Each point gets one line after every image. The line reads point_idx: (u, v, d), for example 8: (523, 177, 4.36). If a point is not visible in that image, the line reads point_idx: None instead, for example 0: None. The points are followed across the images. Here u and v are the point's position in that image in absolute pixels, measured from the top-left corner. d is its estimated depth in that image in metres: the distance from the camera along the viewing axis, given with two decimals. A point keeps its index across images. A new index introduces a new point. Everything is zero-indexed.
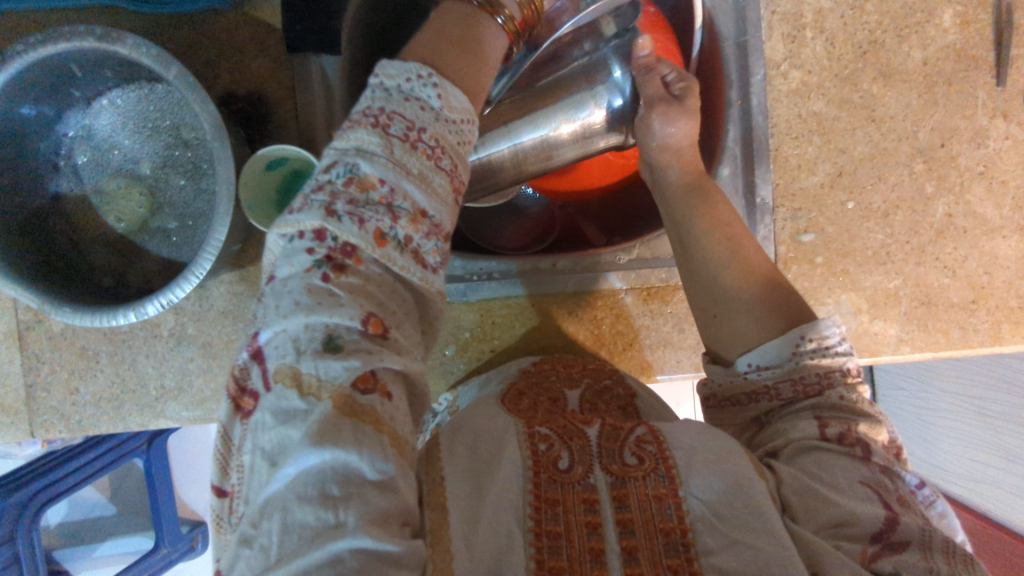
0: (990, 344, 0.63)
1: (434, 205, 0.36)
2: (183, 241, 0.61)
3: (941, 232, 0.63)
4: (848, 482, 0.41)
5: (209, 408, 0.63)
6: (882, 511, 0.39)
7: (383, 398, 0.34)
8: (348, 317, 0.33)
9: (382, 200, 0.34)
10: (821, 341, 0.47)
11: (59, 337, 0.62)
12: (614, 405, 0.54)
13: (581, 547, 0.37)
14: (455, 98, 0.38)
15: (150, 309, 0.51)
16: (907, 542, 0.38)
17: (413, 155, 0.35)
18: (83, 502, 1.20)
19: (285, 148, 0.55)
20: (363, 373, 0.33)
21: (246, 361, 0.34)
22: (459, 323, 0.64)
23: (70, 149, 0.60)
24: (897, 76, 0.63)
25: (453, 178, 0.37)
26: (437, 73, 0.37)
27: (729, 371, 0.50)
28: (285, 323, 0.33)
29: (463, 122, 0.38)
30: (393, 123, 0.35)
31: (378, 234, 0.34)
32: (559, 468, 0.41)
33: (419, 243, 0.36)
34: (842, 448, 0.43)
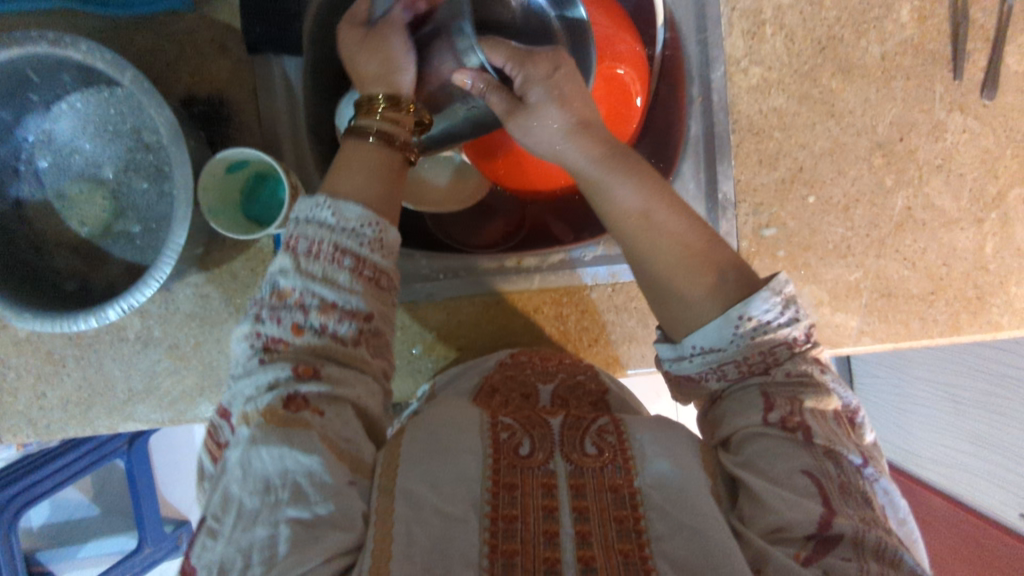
0: (949, 334, 0.65)
1: (342, 295, 0.43)
2: (149, 244, 0.61)
3: (901, 225, 0.64)
4: (789, 471, 0.40)
5: (177, 411, 0.63)
6: (819, 510, 0.38)
7: (314, 413, 0.40)
8: (276, 371, 0.41)
9: (295, 303, 0.42)
10: (761, 318, 0.44)
11: (25, 341, 0.62)
12: (584, 401, 0.54)
13: (535, 530, 0.38)
14: (350, 211, 0.44)
15: (111, 313, 0.51)
16: (841, 537, 0.37)
17: (315, 262, 0.43)
18: (65, 504, 1.20)
19: (243, 150, 0.55)
20: (288, 395, 0.40)
21: (220, 421, 0.43)
22: (426, 323, 0.64)
23: (30, 153, 0.60)
24: (856, 71, 0.63)
25: (360, 270, 0.44)
26: (329, 197, 0.45)
27: (676, 353, 0.47)
28: (237, 391, 0.42)
29: (364, 226, 0.44)
30: (299, 244, 0.43)
31: (294, 327, 0.42)
32: (519, 454, 0.42)
33: (334, 327, 0.43)
34: (785, 432, 0.42)
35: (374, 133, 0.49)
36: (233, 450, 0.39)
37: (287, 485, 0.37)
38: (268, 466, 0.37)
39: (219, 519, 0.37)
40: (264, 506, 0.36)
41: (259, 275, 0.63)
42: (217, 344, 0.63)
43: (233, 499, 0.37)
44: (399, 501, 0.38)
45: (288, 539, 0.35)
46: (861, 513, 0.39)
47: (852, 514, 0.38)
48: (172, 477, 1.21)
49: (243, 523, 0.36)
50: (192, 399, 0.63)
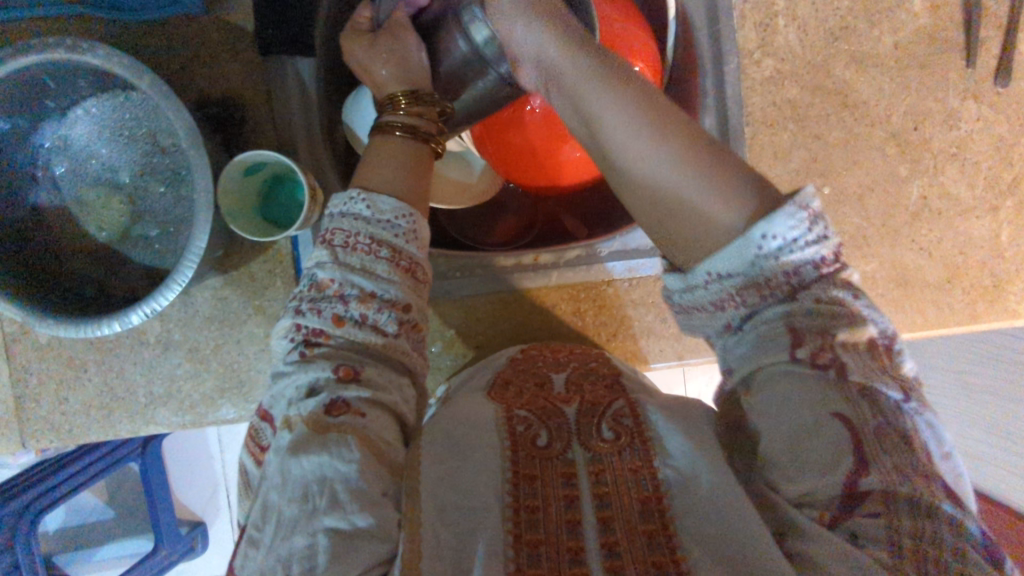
0: (966, 322, 0.65)
1: (379, 287, 0.43)
2: (166, 248, 0.61)
3: (916, 215, 0.64)
4: (815, 417, 0.36)
5: (199, 413, 0.63)
6: (849, 464, 0.35)
7: (356, 415, 0.40)
8: (320, 369, 0.41)
9: (335, 294, 0.43)
10: (787, 235, 0.38)
11: (46, 347, 0.62)
12: (600, 382, 0.52)
13: (557, 520, 0.39)
14: (383, 202, 0.45)
15: (135, 318, 0.52)
16: (870, 493, 0.35)
17: (353, 254, 0.43)
18: (81, 507, 1.21)
19: (263, 153, 0.55)
20: (331, 399, 0.40)
21: (262, 423, 0.44)
22: (444, 321, 0.64)
23: (47, 159, 0.60)
24: (869, 61, 0.63)
25: (397, 261, 0.44)
26: (363, 190, 0.46)
27: (688, 283, 0.42)
28: (281, 389, 0.43)
29: (398, 217, 0.45)
30: (336, 237, 0.44)
31: (334, 318, 0.42)
32: (537, 445, 0.43)
33: (373, 318, 0.43)
34: (814, 368, 0.37)
35: (400, 127, 0.50)
36: (275, 456, 0.39)
37: (326, 491, 0.37)
38: (306, 472, 0.37)
39: (260, 529, 0.38)
40: (302, 513, 0.36)
41: (278, 277, 0.63)
42: (237, 345, 0.63)
43: (273, 507, 0.37)
44: (425, 500, 0.39)
45: (325, 551, 0.35)
46: (898, 461, 0.35)
47: (886, 462, 0.35)
48: (186, 478, 1.22)
49: (282, 533, 0.36)
50: (213, 402, 0.63)
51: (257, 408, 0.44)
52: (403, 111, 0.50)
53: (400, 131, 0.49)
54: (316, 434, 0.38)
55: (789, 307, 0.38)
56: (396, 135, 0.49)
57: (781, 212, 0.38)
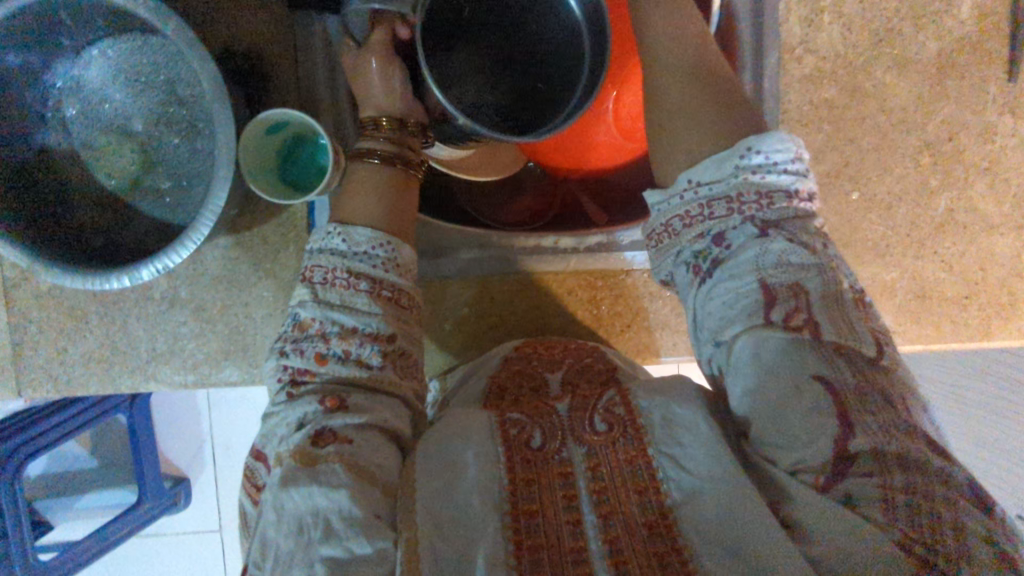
0: (979, 338, 0.65)
1: (360, 320, 0.45)
2: (178, 203, 0.59)
3: (941, 227, 0.63)
4: (798, 378, 0.38)
5: (201, 373, 0.62)
6: (836, 430, 0.37)
7: (342, 444, 0.40)
8: (306, 403, 0.43)
9: (316, 332, 0.45)
10: (766, 159, 0.43)
11: (47, 295, 0.60)
12: (595, 380, 0.52)
13: (558, 521, 0.39)
14: (358, 232, 0.47)
15: (146, 274, 0.51)
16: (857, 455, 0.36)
17: (333, 291, 0.45)
18: (63, 455, 1.19)
19: (287, 111, 0.53)
20: (317, 430, 0.41)
21: (255, 463, 0.44)
22: (459, 298, 0.63)
23: (58, 100, 0.57)
24: (911, 66, 0.62)
25: (375, 291, 0.46)
26: (338, 223, 0.48)
27: (666, 197, 0.46)
28: (271, 429, 0.44)
29: (376, 248, 0.47)
30: (314, 274, 0.46)
31: (317, 356, 0.44)
32: (531, 447, 0.42)
33: (356, 352, 0.44)
34: (790, 332, 0.39)
35: (379, 153, 0.51)
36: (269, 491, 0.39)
37: (320, 523, 0.37)
38: (300, 506, 0.38)
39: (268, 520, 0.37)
40: (298, 547, 0.37)
41: (291, 240, 0.61)
42: (245, 309, 0.62)
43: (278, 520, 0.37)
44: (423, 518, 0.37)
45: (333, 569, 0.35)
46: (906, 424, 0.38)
47: (872, 425, 0.37)
48: (173, 433, 1.20)
49: (280, 566, 0.36)
50: (217, 363, 0.62)
51: (250, 449, 0.45)
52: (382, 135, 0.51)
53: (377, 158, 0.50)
54: (299, 465, 0.39)
55: (763, 245, 0.41)
56: (373, 160, 0.51)
57: (770, 137, 0.43)
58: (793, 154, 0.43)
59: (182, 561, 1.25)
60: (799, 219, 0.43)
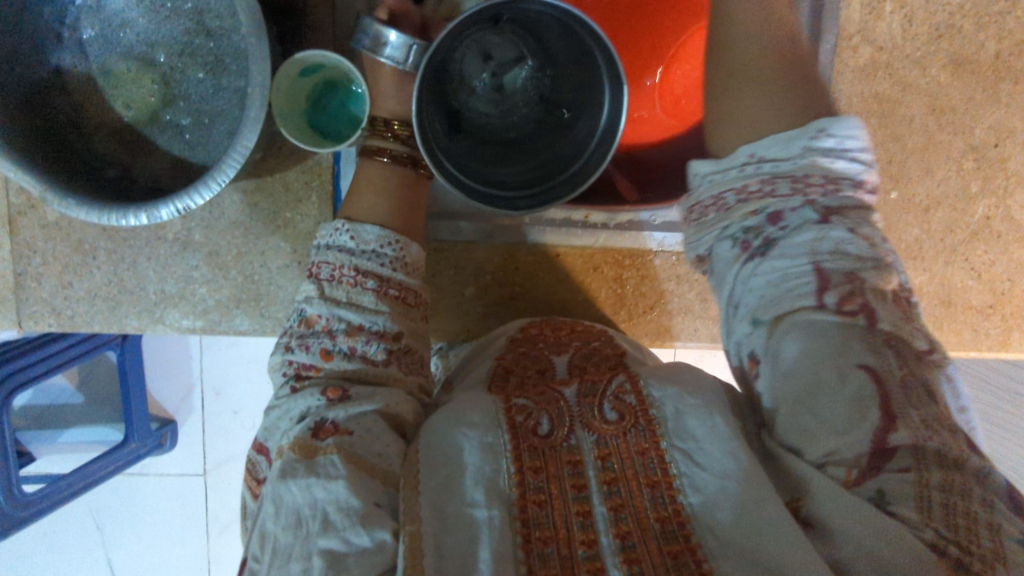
0: (998, 349, 0.64)
1: (367, 317, 0.45)
2: (198, 141, 0.56)
3: (976, 234, 0.62)
4: (842, 367, 0.37)
5: (210, 320, 0.60)
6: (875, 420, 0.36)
7: (341, 437, 0.40)
8: (308, 398, 0.42)
9: (323, 328, 0.45)
10: (837, 142, 0.41)
11: (54, 226, 0.58)
12: (605, 365, 0.50)
13: (567, 512, 0.38)
14: (366, 231, 0.48)
15: (165, 213, 0.48)
16: (897, 450, 0.35)
17: (340, 288, 0.45)
18: (50, 388, 1.17)
19: (325, 55, 0.50)
20: (317, 423, 0.40)
21: (257, 456, 0.45)
22: (482, 265, 0.62)
23: (76, 18, 0.54)
24: (967, 66, 0.60)
25: (383, 291, 0.46)
26: (347, 221, 0.48)
27: (719, 167, 0.44)
28: (273, 422, 0.44)
29: (384, 246, 0.47)
30: (321, 270, 0.46)
31: (323, 352, 0.44)
32: (539, 434, 0.41)
33: (363, 348, 0.44)
34: (844, 316, 0.38)
35: (391, 154, 0.50)
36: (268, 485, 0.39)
37: (324, 515, 0.36)
38: (298, 500, 0.37)
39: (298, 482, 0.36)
40: (296, 541, 0.36)
41: (314, 191, 0.59)
42: (260, 258, 0.59)
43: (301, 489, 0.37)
44: (427, 509, 0.37)
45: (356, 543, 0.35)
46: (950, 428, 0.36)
47: (914, 415, 0.35)
48: (164, 375, 1.18)
49: (280, 564, 0.36)
50: (227, 311, 0.60)
51: (252, 442, 0.45)
52: (394, 136, 0.50)
53: (388, 158, 0.50)
54: (297, 456, 0.39)
55: (824, 229, 0.39)
56: (383, 159, 0.50)
57: (845, 122, 0.41)
58: (861, 143, 0.41)
59: (163, 504, 1.23)
60: (858, 209, 0.41)
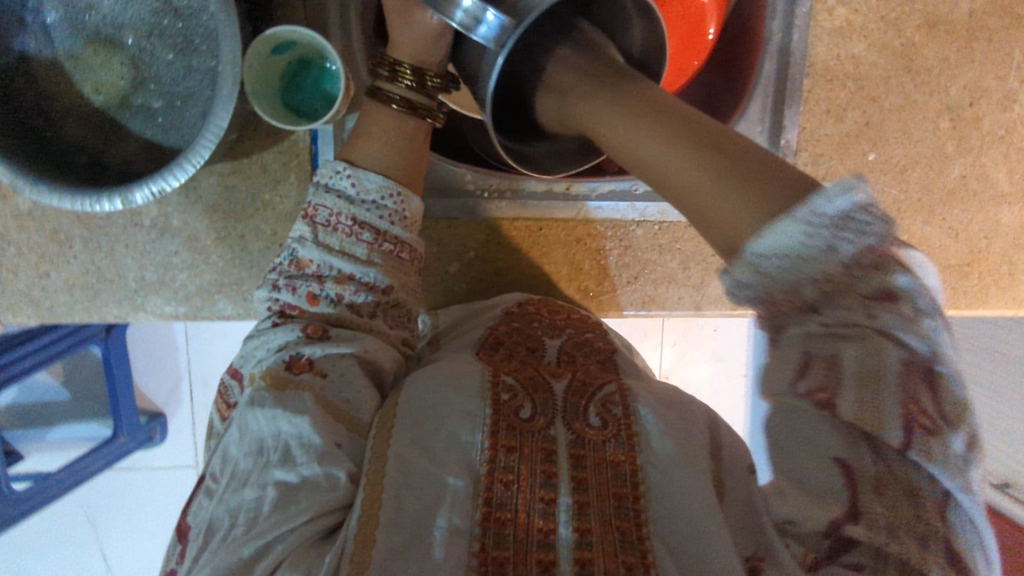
0: (975, 306, 0.66)
1: (359, 268, 0.45)
2: (171, 124, 0.56)
3: (952, 193, 0.63)
4: (815, 460, 0.31)
5: (193, 306, 0.60)
6: (835, 512, 0.31)
7: (315, 375, 0.41)
8: (289, 330, 0.44)
9: (312, 274, 0.46)
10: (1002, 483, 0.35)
11: (27, 216, 0.56)
12: (592, 358, 0.52)
13: (531, 497, 0.38)
14: (367, 179, 0.47)
15: (139, 198, 0.48)
16: (855, 541, 0.31)
17: (334, 235, 0.46)
18: (35, 386, 1.16)
19: (296, 29, 0.49)
20: (290, 357, 0.42)
21: (231, 380, 0.46)
22: (466, 241, 0.62)
23: (38, 1, 0.52)
24: (941, 25, 0.60)
25: (377, 246, 0.46)
26: (348, 165, 0.47)
27: None
28: (251, 350, 0.45)
29: (384, 197, 0.47)
30: (318, 214, 0.46)
31: (310, 296, 0.45)
32: (519, 417, 0.42)
33: (350, 297, 0.45)
34: (818, 410, 0.30)
35: (400, 100, 0.48)
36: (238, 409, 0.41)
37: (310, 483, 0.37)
38: (263, 430, 0.39)
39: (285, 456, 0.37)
40: (255, 468, 0.38)
41: (292, 171, 0.58)
42: (240, 240, 0.59)
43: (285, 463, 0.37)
44: (396, 463, 0.38)
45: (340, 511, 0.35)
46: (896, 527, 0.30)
47: (880, 518, 0.30)
48: (149, 369, 1.17)
49: (235, 484, 0.37)
50: (209, 296, 0.60)
51: (228, 367, 0.47)
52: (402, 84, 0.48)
53: (397, 104, 0.48)
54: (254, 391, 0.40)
55: None
56: (393, 106, 0.48)
57: None
58: None
59: (156, 497, 1.23)
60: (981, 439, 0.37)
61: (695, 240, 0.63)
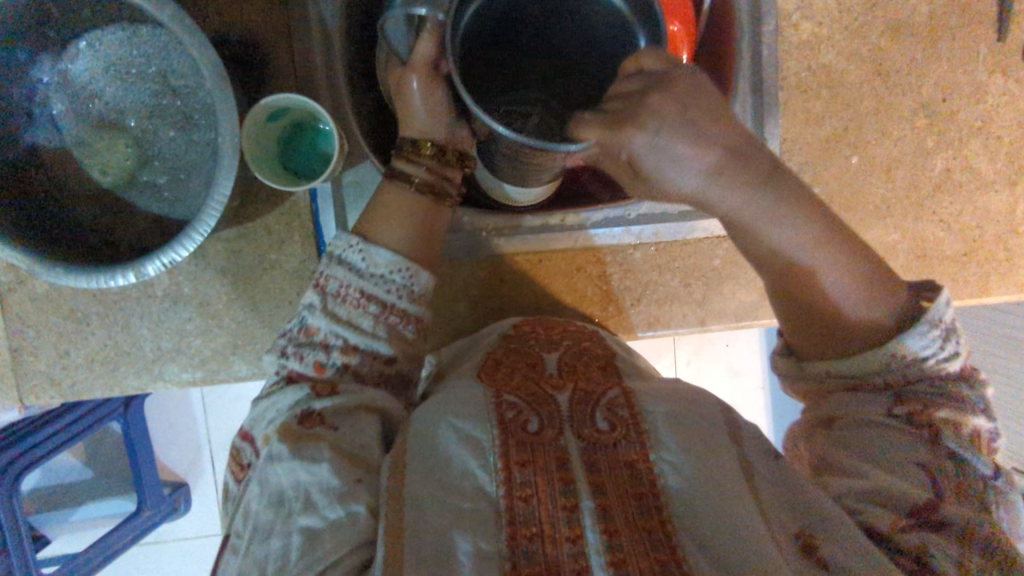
0: (979, 295, 0.66)
1: (364, 339, 0.45)
2: (176, 197, 0.57)
3: (939, 186, 0.64)
4: (905, 456, 0.43)
5: (209, 370, 0.61)
6: (927, 496, 0.41)
7: (327, 429, 0.42)
8: (299, 392, 0.44)
9: (320, 342, 0.45)
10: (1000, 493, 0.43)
11: (44, 298, 0.58)
12: (595, 365, 0.53)
13: (554, 507, 0.39)
14: (377, 254, 0.47)
15: (151, 269, 0.49)
16: (943, 521, 0.40)
17: (343, 306, 0.46)
18: (60, 467, 1.17)
19: (287, 97, 0.52)
20: (303, 413, 0.42)
21: (242, 444, 0.46)
22: (468, 280, 0.63)
23: (45, 95, 0.55)
24: (905, 29, 0.62)
25: (386, 315, 0.46)
26: (360, 239, 0.47)
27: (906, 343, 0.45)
28: (261, 412, 0.45)
29: (394, 272, 0.47)
30: (329, 284, 0.46)
31: (316, 365, 0.45)
32: (528, 430, 0.43)
33: (355, 365, 0.46)
34: (907, 424, 0.44)
35: (419, 180, 0.50)
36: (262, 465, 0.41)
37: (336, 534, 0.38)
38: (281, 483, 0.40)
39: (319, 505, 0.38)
40: (280, 513, 0.39)
41: (295, 230, 0.60)
42: (249, 302, 0.60)
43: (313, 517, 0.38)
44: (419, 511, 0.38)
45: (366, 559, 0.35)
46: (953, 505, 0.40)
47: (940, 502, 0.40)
48: (171, 439, 1.18)
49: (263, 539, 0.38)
50: (224, 358, 0.61)
51: (239, 429, 0.47)
52: (424, 160, 0.50)
53: (415, 185, 0.50)
54: (279, 443, 0.41)
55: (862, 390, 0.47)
56: (411, 185, 0.50)
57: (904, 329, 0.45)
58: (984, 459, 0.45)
59: (185, 568, 1.22)
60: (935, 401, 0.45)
61: (692, 257, 0.64)
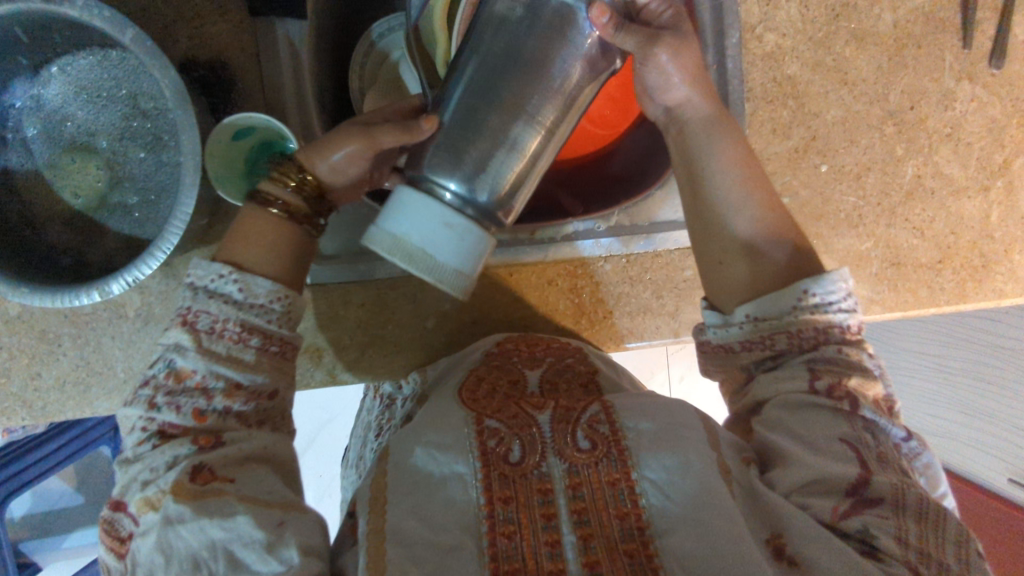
0: (956, 303, 0.65)
1: (246, 377, 0.44)
2: (145, 218, 0.58)
3: (910, 194, 0.64)
4: (825, 438, 0.42)
5: None
6: (856, 469, 0.40)
7: (223, 482, 0.40)
8: (178, 447, 0.41)
9: (195, 386, 0.43)
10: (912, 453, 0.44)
11: (17, 320, 0.59)
12: (575, 382, 0.53)
13: (537, 542, 0.39)
14: (257, 284, 0.45)
15: (115, 288, 0.49)
16: (881, 499, 0.39)
17: (219, 343, 0.43)
18: (50, 493, 1.16)
19: (252, 115, 0.52)
20: (194, 467, 0.40)
21: (115, 515, 0.41)
22: (439, 296, 0.63)
23: (18, 120, 0.56)
24: (869, 39, 0.63)
25: (265, 349, 0.45)
26: (235, 270, 0.45)
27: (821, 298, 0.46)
28: (134, 474, 0.41)
29: (273, 302, 0.45)
30: (199, 320, 0.43)
31: (195, 412, 0.42)
32: (510, 461, 0.43)
33: (238, 409, 0.44)
34: (832, 401, 0.43)
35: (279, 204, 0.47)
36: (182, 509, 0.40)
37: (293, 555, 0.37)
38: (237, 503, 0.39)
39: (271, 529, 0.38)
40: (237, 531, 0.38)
41: None
42: None
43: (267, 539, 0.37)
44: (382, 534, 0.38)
45: None
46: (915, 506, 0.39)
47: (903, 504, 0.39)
48: None
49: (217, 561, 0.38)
50: None
51: (108, 500, 0.42)
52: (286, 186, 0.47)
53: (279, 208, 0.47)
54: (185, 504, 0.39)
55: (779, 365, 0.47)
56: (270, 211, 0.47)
57: (826, 277, 0.46)
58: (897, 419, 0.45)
59: None
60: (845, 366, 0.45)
61: (664, 269, 0.64)
